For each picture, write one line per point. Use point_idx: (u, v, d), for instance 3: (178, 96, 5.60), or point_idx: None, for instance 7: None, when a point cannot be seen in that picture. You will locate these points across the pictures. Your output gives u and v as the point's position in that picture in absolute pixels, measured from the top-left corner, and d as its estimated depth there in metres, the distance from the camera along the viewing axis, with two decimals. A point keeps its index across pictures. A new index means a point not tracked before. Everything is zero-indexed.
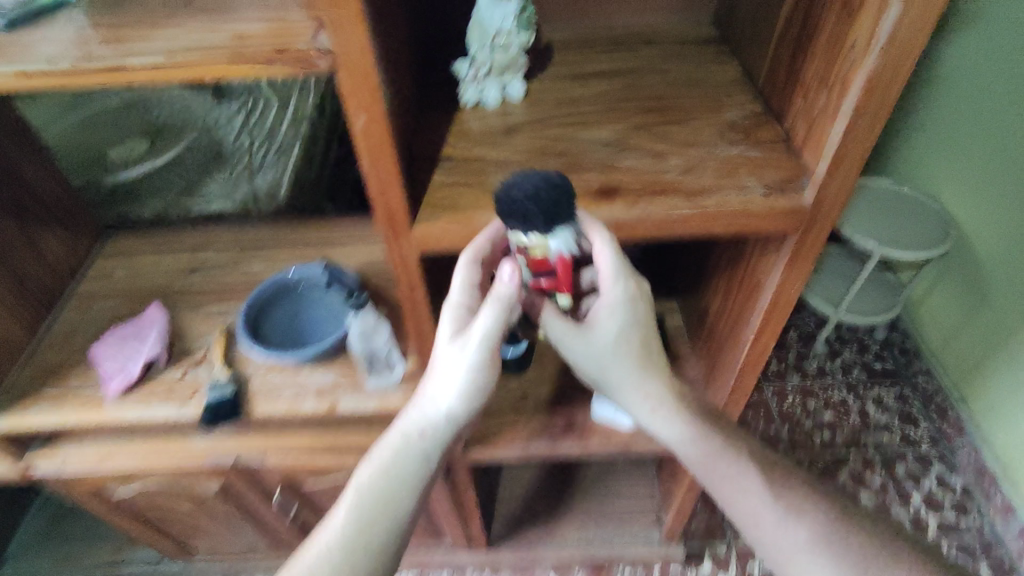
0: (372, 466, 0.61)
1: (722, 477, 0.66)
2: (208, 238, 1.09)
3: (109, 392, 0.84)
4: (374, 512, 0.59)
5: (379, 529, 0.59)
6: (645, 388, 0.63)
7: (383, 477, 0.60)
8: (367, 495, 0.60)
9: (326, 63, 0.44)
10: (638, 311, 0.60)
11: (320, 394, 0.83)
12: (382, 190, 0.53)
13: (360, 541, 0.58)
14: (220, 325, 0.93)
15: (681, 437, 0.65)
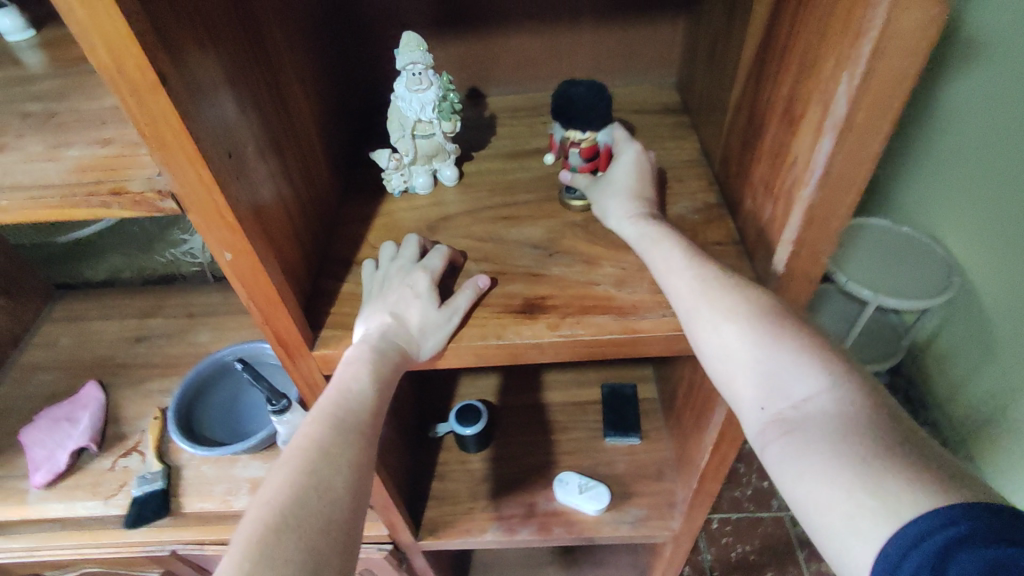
0: (292, 448, 0.45)
1: (744, 383, 0.45)
2: (158, 302, 1.04)
3: (33, 484, 0.80)
4: (303, 494, 0.42)
5: (315, 520, 0.42)
6: (676, 271, 0.49)
7: (306, 455, 0.44)
8: (286, 482, 0.43)
9: (170, 205, 0.38)
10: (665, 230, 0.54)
11: (253, 490, 0.78)
12: (269, 318, 0.47)
13: (281, 552, 0.39)
14: (159, 405, 0.88)
15: (709, 336, 0.46)
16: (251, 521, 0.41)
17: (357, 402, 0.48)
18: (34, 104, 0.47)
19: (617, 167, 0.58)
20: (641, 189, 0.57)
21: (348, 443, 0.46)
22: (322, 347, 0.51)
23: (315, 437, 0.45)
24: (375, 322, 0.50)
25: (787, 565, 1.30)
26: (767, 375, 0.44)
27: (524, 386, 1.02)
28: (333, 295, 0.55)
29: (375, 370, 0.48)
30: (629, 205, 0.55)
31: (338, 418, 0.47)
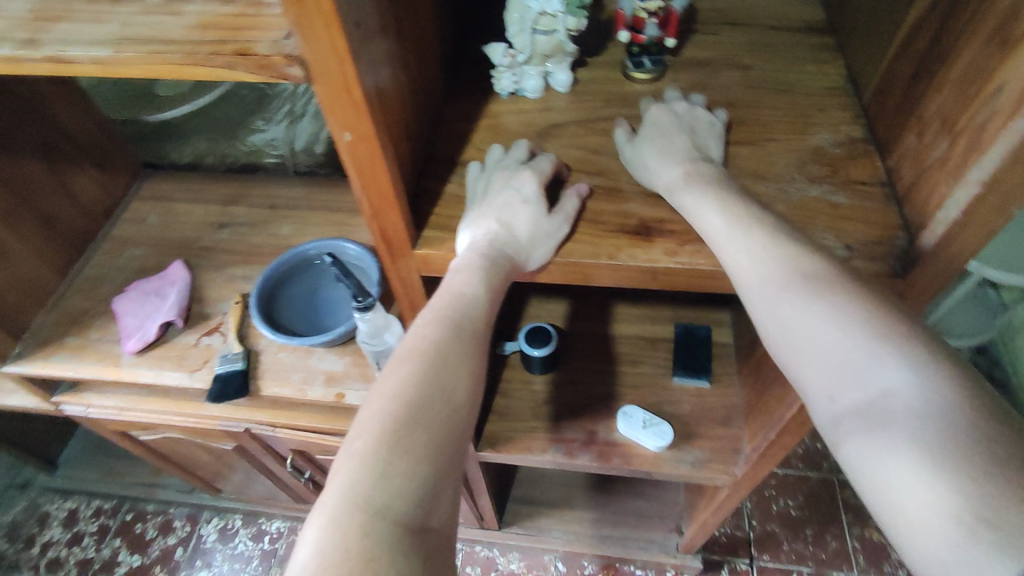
0: (411, 345, 0.45)
1: (815, 376, 0.42)
2: (239, 190, 1.05)
3: (126, 350, 0.84)
4: (416, 419, 0.40)
5: (437, 418, 0.41)
6: (719, 234, 0.47)
7: (427, 354, 0.44)
8: (407, 376, 0.42)
9: (297, 71, 0.36)
10: (676, 129, 0.52)
11: (328, 382, 0.79)
12: (376, 211, 0.46)
13: (410, 444, 0.39)
14: (241, 291, 0.90)
15: (761, 307, 0.45)
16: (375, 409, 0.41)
17: (475, 312, 0.47)
18: None
19: (651, 124, 0.53)
20: (685, 142, 0.51)
21: (468, 351, 0.45)
22: (424, 248, 0.50)
23: (435, 338, 0.45)
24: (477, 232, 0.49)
25: (830, 525, 1.29)
26: (838, 377, 0.41)
27: (594, 315, 1.00)
28: (436, 195, 0.53)
29: (488, 277, 0.47)
30: (666, 163, 0.51)
31: (457, 324, 0.46)
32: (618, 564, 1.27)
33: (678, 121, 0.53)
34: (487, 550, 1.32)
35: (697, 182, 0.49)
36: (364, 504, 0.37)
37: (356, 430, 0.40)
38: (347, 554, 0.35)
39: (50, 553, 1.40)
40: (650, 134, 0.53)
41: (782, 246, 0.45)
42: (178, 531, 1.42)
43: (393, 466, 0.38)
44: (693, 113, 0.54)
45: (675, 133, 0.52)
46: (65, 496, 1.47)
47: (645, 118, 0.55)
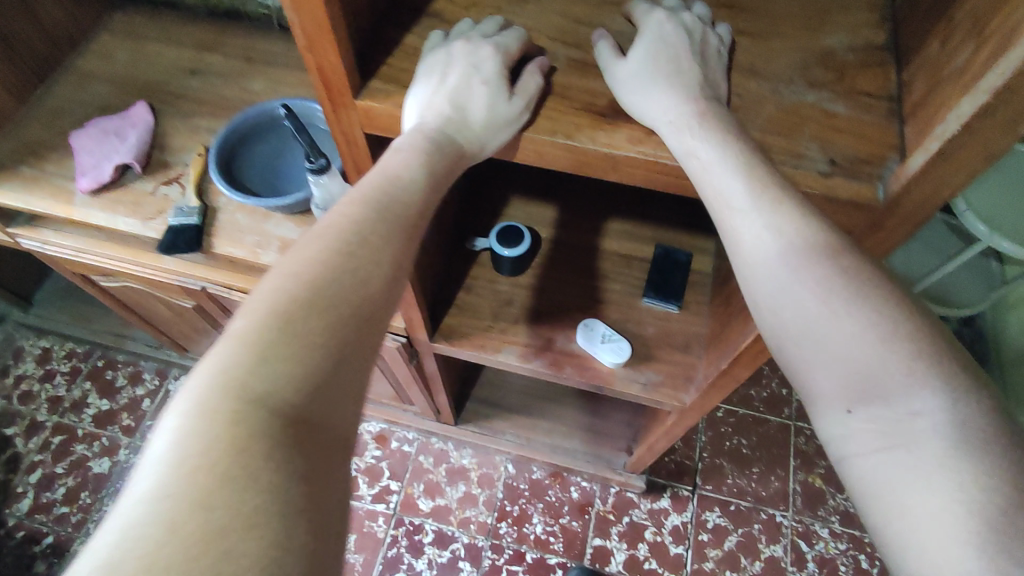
0: (327, 227, 0.43)
1: (829, 378, 0.40)
2: (217, 38, 0.97)
3: (79, 188, 0.81)
4: (313, 303, 0.39)
5: (337, 306, 0.40)
6: (740, 208, 0.42)
7: (343, 238, 0.42)
8: (317, 260, 0.41)
9: None
10: (678, 48, 0.45)
11: (283, 249, 0.77)
12: (311, 43, 0.41)
13: (302, 331, 0.38)
14: (205, 144, 0.85)
15: (784, 302, 0.42)
16: (268, 291, 0.39)
17: (410, 198, 0.45)
18: None
19: (650, 36, 0.46)
20: (690, 68, 0.45)
21: (393, 241, 0.43)
22: (368, 100, 0.46)
23: (355, 224, 0.43)
24: (429, 111, 0.46)
25: (776, 467, 1.32)
26: (853, 390, 0.40)
27: (576, 223, 0.96)
28: (392, 45, 0.47)
29: (431, 162, 0.46)
30: (668, 90, 0.44)
31: (384, 211, 0.44)
32: (565, 473, 1.31)
33: (683, 35, 0.45)
34: (442, 443, 1.35)
35: (708, 120, 0.43)
36: (234, 388, 0.36)
37: (245, 310, 0.39)
38: (217, 433, 0.35)
39: (22, 386, 1.44)
40: (648, 49, 0.45)
41: (811, 230, 0.41)
42: (146, 383, 1.45)
43: (281, 351, 0.37)
44: (699, 26, 0.46)
45: (677, 52, 0.45)
46: (39, 335, 1.50)
47: (642, 26, 0.47)
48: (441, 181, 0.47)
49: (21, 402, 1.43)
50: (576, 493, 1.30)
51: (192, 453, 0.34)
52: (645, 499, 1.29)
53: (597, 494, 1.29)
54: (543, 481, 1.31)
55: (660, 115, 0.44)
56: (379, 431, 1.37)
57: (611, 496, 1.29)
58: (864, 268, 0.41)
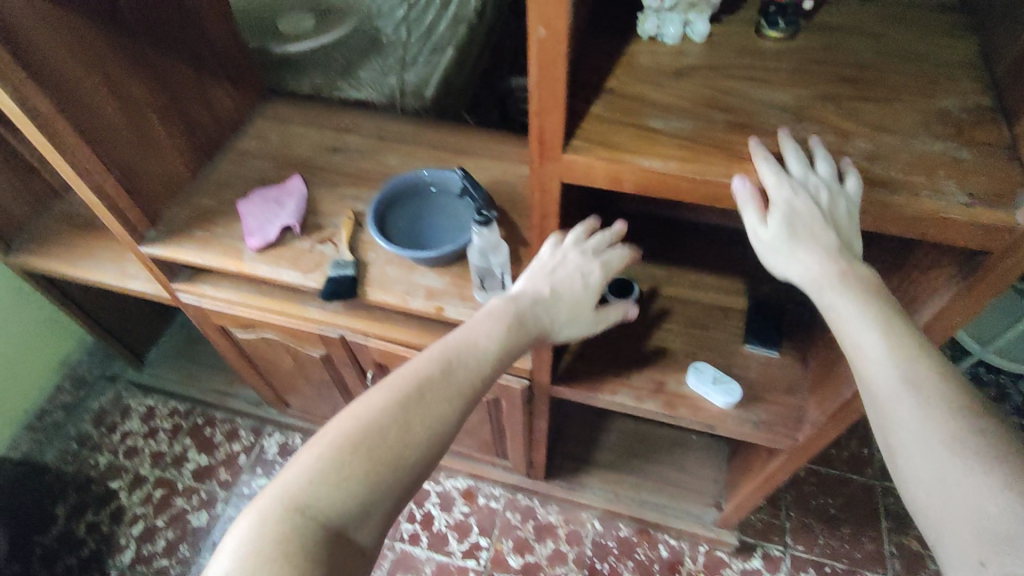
0: (397, 377, 0.59)
1: (964, 531, 0.46)
2: (353, 121, 1.11)
3: (249, 246, 0.92)
4: (373, 440, 0.55)
5: (388, 449, 0.55)
6: (874, 361, 0.51)
7: (405, 390, 0.58)
8: (382, 405, 0.56)
9: None
10: (811, 221, 0.52)
11: (429, 296, 0.86)
12: (541, 109, 0.51)
13: (357, 463, 0.53)
14: (352, 208, 0.97)
15: (918, 456, 0.49)
16: (341, 422, 0.55)
17: (467, 364, 0.61)
18: None
19: (784, 209, 0.52)
20: (829, 236, 0.52)
21: (440, 398, 0.58)
22: (571, 152, 0.55)
23: (415, 379, 0.59)
24: (530, 292, 0.69)
25: (867, 527, 1.30)
26: (944, 493, 0.47)
27: (674, 278, 1.04)
28: (581, 114, 0.58)
29: (518, 334, 0.66)
30: (808, 250, 0.53)
31: (438, 373, 0.59)
32: (653, 531, 1.31)
33: (810, 205, 0.51)
34: (528, 500, 1.38)
35: (850, 283, 0.52)
36: (296, 501, 0.51)
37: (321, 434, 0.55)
38: (280, 532, 0.49)
39: (128, 441, 1.53)
40: (786, 219, 0.52)
41: (948, 396, 0.49)
42: (242, 439, 1.52)
43: (335, 475, 0.52)
44: (829, 193, 0.51)
45: (808, 221, 0.52)
46: (146, 393, 1.60)
47: (772, 194, 0.52)
48: (506, 350, 0.64)
49: (127, 457, 1.50)
50: (666, 552, 1.29)
51: (258, 551, 0.49)
52: (736, 559, 1.28)
53: (687, 553, 1.29)
54: (631, 539, 1.31)
55: (798, 272, 0.53)
56: (466, 487, 1.40)
57: (702, 555, 1.29)
58: (1000, 439, 0.48)
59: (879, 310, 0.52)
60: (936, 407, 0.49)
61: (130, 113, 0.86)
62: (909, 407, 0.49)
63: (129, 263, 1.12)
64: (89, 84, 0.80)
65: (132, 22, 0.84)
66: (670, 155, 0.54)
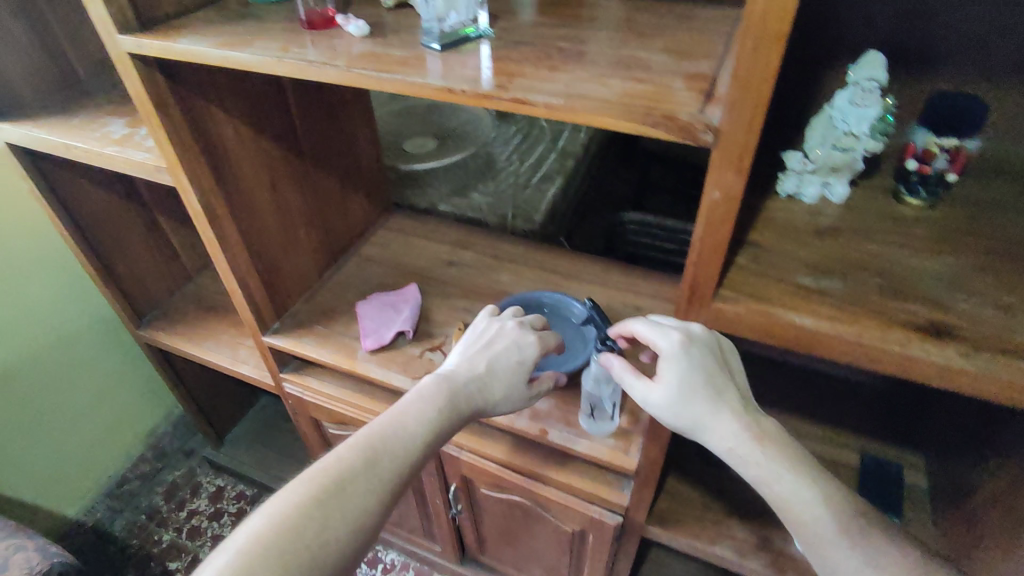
0: (315, 470, 0.59)
1: None
2: (468, 238, 1.19)
3: (363, 347, 0.96)
4: (295, 537, 0.54)
5: (309, 544, 0.54)
6: (783, 482, 0.61)
7: (324, 482, 0.58)
8: (297, 500, 0.56)
9: (708, 138, 0.46)
10: (695, 361, 0.61)
11: (533, 417, 0.86)
12: (699, 259, 0.54)
13: (276, 562, 0.52)
14: (462, 320, 1.01)
15: (831, 560, 0.60)
16: (233, 553, 0.52)
17: (375, 466, 0.61)
18: (565, 44, 0.59)
19: (688, 364, 0.61)
20: (722, 384, 0.63)
21: (348, 505, 0.58)
22: (720, 302, 0.56)
23: (314, 493, 0.57)
24: (462, 369, 0.72)
25: None
26: (829, 555, 0.60)
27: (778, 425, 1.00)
28: (728, 264, 0.60)
29: (446, 407, 0.69)
30: (710, 406, 0.62)
31: (339, 482, 0.58)
32: None
33: (702, 357, 0.62)
34: None
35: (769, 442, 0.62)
36: None
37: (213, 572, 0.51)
38: None
39: (194, 520, 1.51)
40: (689, 378, 0.62)
41: (849, 515, 0.61)
42: None
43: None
44: (709, 351, 0.62)
45: (701, 368, 0.62)
46: (217, 472, 1.61)
47: (665, 351, 0.62)
48: (433, 430, 0.66)
49: (189, 537, 1.48)
50: None
51: None
52: None
53: None
54: None
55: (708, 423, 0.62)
56: None
57: None
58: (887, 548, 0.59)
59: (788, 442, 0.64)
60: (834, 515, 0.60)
61: (284, 217, 0.97)
62: (811, 516, 0.60)
63: (242, 348, 1.18)
64: (257, 188, 0.90)
65: (303, 144, 0.97)
66: (821, 313, 0.55)
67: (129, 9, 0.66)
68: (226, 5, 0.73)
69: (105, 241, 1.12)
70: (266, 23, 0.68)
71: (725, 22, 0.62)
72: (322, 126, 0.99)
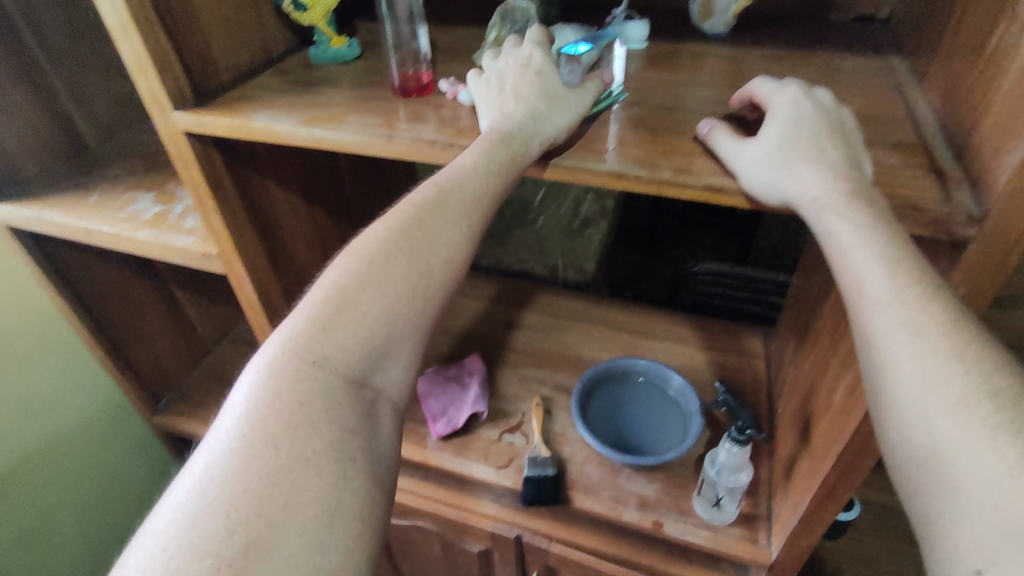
0: (336, 268, 0.45)
1: (950, 535, 0.32)
2: (522, 296, 1.10)
3: (434, 433, 0.85)
4: (328, 340, 0.42)
5: (348, 348, 0.42)
6: (878, 300, 0.37)
7: (353, 274, 0.44)
8: (325, 299, 0.43)
9: (968, 232, 0.39)
10: (808, 113, 0.44)
11: (642, 506, 0.76)
12: None
13: (313, 383, 0.40)
14: (537, 393, 0.91)
15: (917, 423, 0.34)
16: (266, 389, 0.40)
17: (429, 235, 0.46)
18: (717, 108, 0.52)
19: (789, 113, 0.44)
20: (834, 147, 0.42)
21: (408, 295, 0.45)
22: None
23: (358, 289, 0.44)
24: (497, 116, 0.50)
25: None
26: (935, 472, 0.33)
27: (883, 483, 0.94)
28: None
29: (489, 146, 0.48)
30: (817, 167, 0.42)
31: (393, 263, 0.45)
32: None
33: (814, 97, 0.45)
34: None
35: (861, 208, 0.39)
36: (255, 432, 0.38)
37: (238, 414, 0.39)
38: (251, 465, 0.36)
39: None
40: (783, 130, 0.44)
41: (973, 338, 0.34)
42: None
43: (297, 441, 0.38)
44: (829, 109, 0.44)
45: (807, 118, 0.44)
46: None
47: (774, 100, 0.46)
48: (492, 172, 0.48)
49: None
50: None
51: (228, 488, 0.35)
52: None
53: None
54: None
55: (810, 175, 0.41)
56: None
57: None
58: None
59: (886, 229, 0.38)
60: (956, 342, 0.34)
61: None
62: (897, 371, 0.36)
63: None
64: (310, 266, 0.80)
65: (352, 211, 0.88)
66: None
67: (182, 73, 0.55)
68: (287, 67, 0.63)
69: (119, 323, 0.99)
70: (347, 89, 0.58)
71: (878, 75, 0.56)
72: (370, 189, 0.90)
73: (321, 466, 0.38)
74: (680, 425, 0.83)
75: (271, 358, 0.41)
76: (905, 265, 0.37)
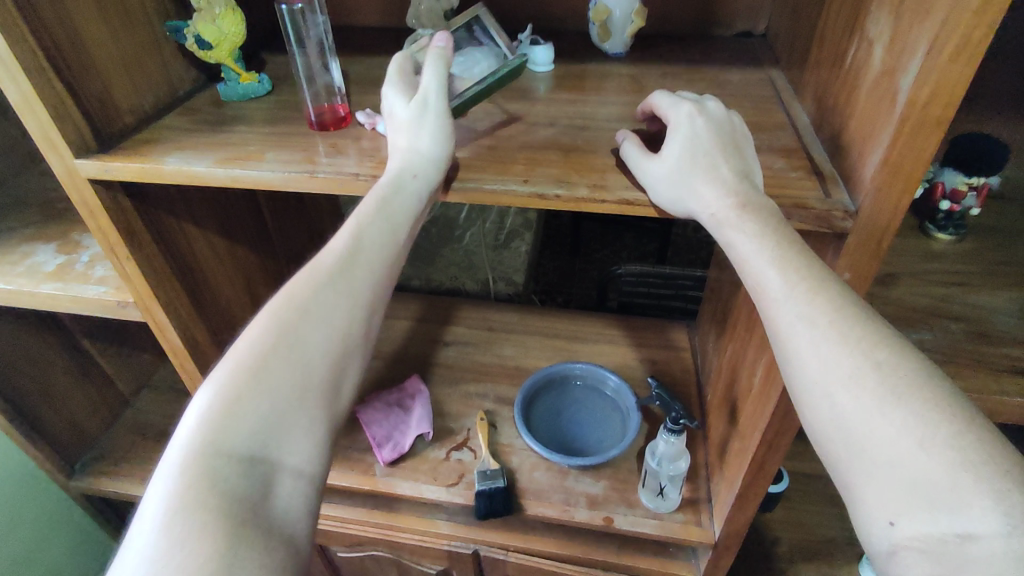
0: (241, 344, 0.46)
1: (864, 496, 0.36)
2: (457, 313, 1.11)
3: (380, 459, 0.84)
4: (231, 416, 0.42)
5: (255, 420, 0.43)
6: (774, 298, 0.42)
7: (256, 348, 0.45)
8: (230, 376, 0.44)
9: (847, 223, 0.44)
10: (702, 128, 0.48)
11: (591, 505, 0.79)
12: None
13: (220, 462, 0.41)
14: (481, 408, 0.92)
15: (821, 402, 0.39)
16: (171, 482, 0.40)
17: (324, 296, 0.48)
18: (624, 126, 0.56)
19: (687, 129, 0.48)
20: (723, 159, 0.47)
21: (301, 362, 0.45)
22: None
23: (268, 354, 0.45)
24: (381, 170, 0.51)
25: None
26: (842, 443, 0.37)
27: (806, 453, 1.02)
28: None
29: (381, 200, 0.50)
30: (710, 181, 0.46)
31: (284, 336, 0.46)
32: None
33: (707, 110, 0.50)
34: None
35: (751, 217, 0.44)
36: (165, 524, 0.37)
37: (146, 511, 0.39)
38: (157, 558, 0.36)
39: None
40: (684, 143, 0.48)
41: (852, 314, 0.39)
42: None
43: (201, 522, 0.38)
44: (723, 120, 0.49)
45: (703, 134, 0.48)
46: None
47: (675, 116, 0.50)
48: (385, 230, 0.50)
49: None
50: None
51: None
52: None
53: None
54: None
55: (705, 189, 0.46)
56: None
57: None
58: (900, 347, 0.38)
59: (766, 233, 0.43)
60: (838, 323, 0.39)
61: None
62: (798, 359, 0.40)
63: None
64: (235, 304, 0.78)
65: (275, 245, 0.86)
66: None
67: (81, 119, 0.53)
68: (196, 106, 0.62)
69: (26, 386, 0.92)
70: (262, 126, 0.58)
71: (762, 86, 0.62)
72: (292, 222, 0.89)
73: (228, 544, 0.38)
74: (619, 423, 0.87)
75: (176, 454, 0.41)
76: (790, 262, 0.42)
